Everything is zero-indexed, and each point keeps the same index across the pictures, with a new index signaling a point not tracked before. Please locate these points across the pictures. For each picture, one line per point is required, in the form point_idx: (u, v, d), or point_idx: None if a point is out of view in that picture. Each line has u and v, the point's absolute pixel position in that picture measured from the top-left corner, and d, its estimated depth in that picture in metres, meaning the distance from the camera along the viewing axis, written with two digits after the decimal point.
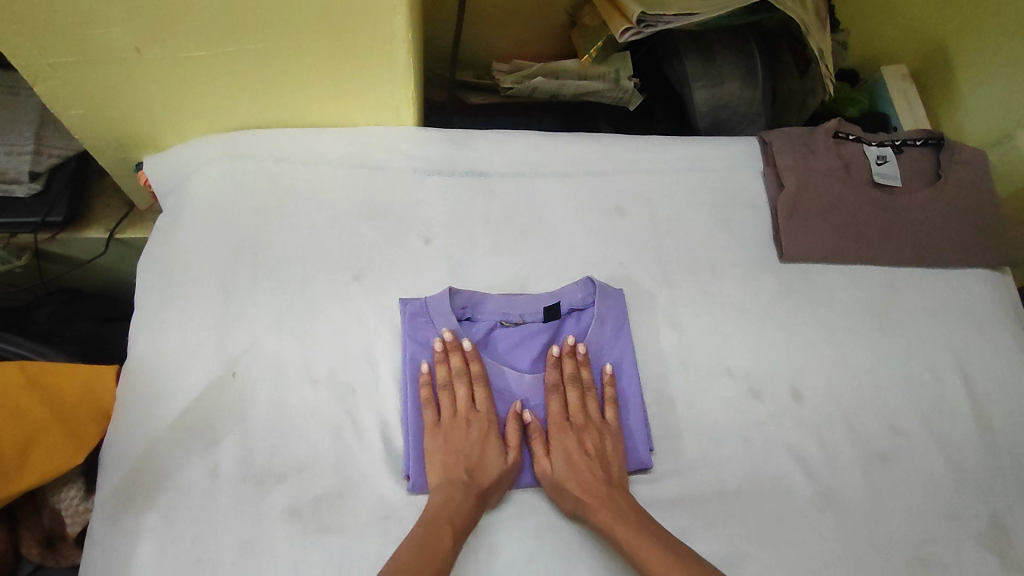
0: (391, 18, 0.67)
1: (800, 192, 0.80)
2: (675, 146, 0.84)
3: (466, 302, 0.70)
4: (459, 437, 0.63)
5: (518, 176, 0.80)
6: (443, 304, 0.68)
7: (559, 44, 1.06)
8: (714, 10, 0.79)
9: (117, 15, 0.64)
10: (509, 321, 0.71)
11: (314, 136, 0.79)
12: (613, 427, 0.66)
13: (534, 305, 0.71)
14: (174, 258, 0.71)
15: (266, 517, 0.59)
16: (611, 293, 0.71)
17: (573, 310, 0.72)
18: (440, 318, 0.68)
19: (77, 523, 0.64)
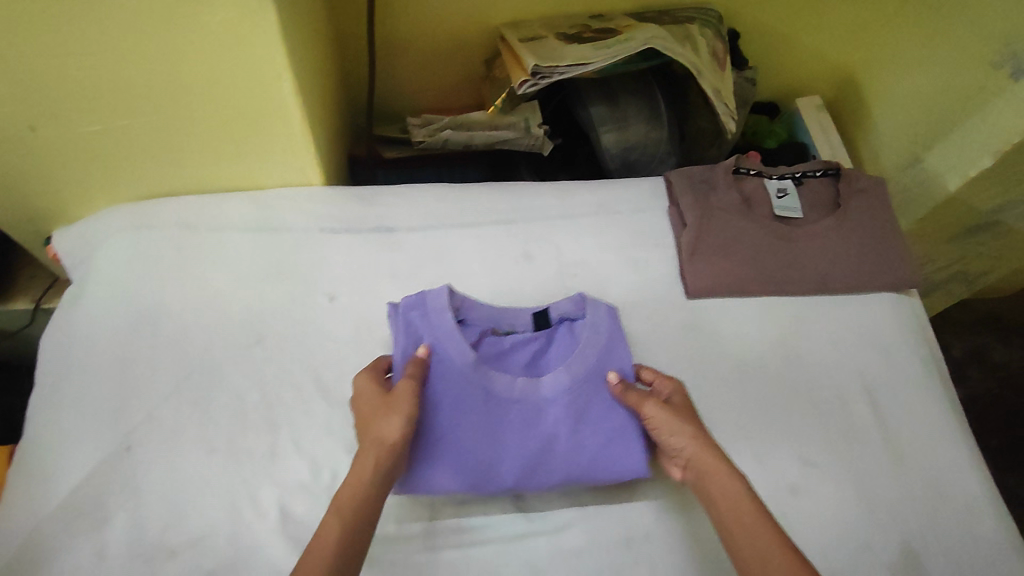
0: (280, 86, 0.68)
1: (702, 230, 0.82)
2: (582, 192, 0.86)
3: (461, 303, 0.71)
4: (372, 407, 0.61)
5: (425, 229, 0.81)
6: (440, 300, 0.68)
7: (477, 90, 1.11)
8: (606, 58, 0.83)
9: (6, 96, 0.65)
10: (499, 330, 0.72)
11: (222, 201, 0.79)
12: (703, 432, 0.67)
13: (523, 314, 0.73)
14: (74, 330, 0.71)
15: None
16: (599, 303, 0.72)
17: (565, 319, 0.73)
18: (436, 314, 0.67)
19: None
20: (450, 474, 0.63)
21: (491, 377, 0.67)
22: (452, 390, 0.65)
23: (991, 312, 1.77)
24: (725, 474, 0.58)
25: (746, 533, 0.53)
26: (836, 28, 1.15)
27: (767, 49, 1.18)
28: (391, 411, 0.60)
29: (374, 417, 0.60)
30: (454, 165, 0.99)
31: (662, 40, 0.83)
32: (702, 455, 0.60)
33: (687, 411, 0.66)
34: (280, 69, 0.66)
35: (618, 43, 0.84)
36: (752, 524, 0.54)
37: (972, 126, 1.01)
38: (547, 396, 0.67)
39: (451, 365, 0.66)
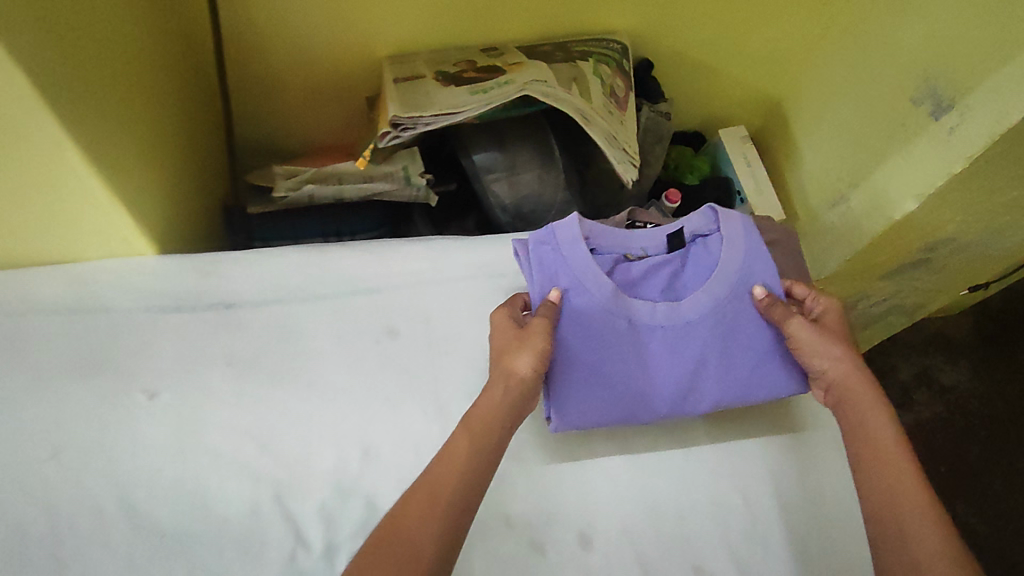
0: (63, 153, 0.56)
1: None
2: (460, 251, 0.76)
3: (588, 231, 0.71)
4: (503, 343, 0.66)
5: (275, 304, 0.71)
6: (571, 233, 0.69)
7: (362, 123, 0.99)
8: (478, 105, 0.73)
9: None
10: (633, 254, 0.74)
11: (21, 279, 0.66)
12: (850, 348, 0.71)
13: (656, 238, 0.74)
14: None
15: None
16: (733, 218, 0.73)
17: (697, 236, 0.74)
18: (567, 247, 0.69)
19: None
20: (602, 403, 0.68)
21: (634, 304, 0.70)
22: (600, 320, 0.69)
23: (939, 332, 1.61)
24: (861, 392, 0.65)
25: (879, 444, 0.61)
26: (756, 55, 1.07)
27: (684, 79, 1.10)
28: (528, 348, 0.64)
29: (507, 349, 0.65)
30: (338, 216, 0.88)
31: (540, 84, 0.74)
32: (843, 374, 0.66)
33: (838, 329, 0.70)
34: (53, 132, 0.54)
35: (495, 88, 0.75)
36: (879, 433, 0.62)
37: (894, 163, 0.92)
38: (691, 319, 0.70)
39: (592, 299, 0.69)
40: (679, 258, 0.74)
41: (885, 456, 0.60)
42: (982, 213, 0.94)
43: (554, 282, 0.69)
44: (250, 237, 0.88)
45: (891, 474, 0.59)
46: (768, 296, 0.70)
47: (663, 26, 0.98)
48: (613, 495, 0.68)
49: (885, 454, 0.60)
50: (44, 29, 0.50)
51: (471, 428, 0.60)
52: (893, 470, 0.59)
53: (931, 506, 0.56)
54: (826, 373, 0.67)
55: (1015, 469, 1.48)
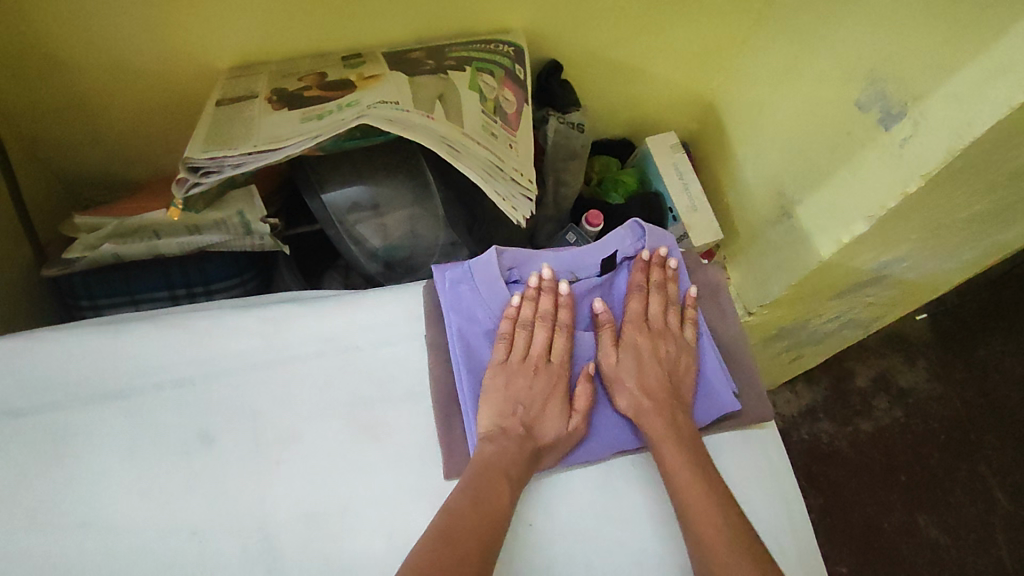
0: None
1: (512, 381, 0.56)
2: (301, 323, 0.58)
3: (511, 261, 0.60)
4: (522, 388, 0.56)
5: (46, 410, 0.53)
6: (489, 267, 0.59)
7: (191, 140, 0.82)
8: (304, 137, 0.57)
9: None
10: (563, 281, 0.62)
11: None
12: (691, 347, 0.63)
13: (589, 259, 0.63)
14: None
15: None
16: (661, 233, 0.65)
17: (626, 259, 0.64)
18: (486, 283, 0.59)
19: None
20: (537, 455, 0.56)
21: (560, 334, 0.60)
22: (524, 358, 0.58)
23: (896, 330, 1.39)
24: (670, 430, 0.57)
25: (683, 482, 0.54)
26: (681, 53, 0.92)
27: (602, 82, 0.95)
28: (547, 408, 0.56)
29: (535, 395, 0.56)
30: (177, 270, 0.71)
31: (386, 108, 0.59)
32: (649, 409, 0.58)
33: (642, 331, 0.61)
34: None
35: (332, 112, 0.59)
36: (682, 475, 0.54)
37: (839, 179, 0.78)
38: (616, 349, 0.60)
39: None
40: (611, 281, 0.64)
41: (673, 481, 0.54)
42: (940, 230, 0.79)
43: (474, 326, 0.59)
44: (74, 298, 0.71)
45: (697, 514, 0.52)
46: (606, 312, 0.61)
47: (570, 23, 0.82)
48: None
49: (683, 488, 0.53)
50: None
51: (510, 476, 0.52)
52: (696, 508, 0.52)
53: (718, 533, 0.51)
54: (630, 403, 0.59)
55: (976, 476, 1.28)
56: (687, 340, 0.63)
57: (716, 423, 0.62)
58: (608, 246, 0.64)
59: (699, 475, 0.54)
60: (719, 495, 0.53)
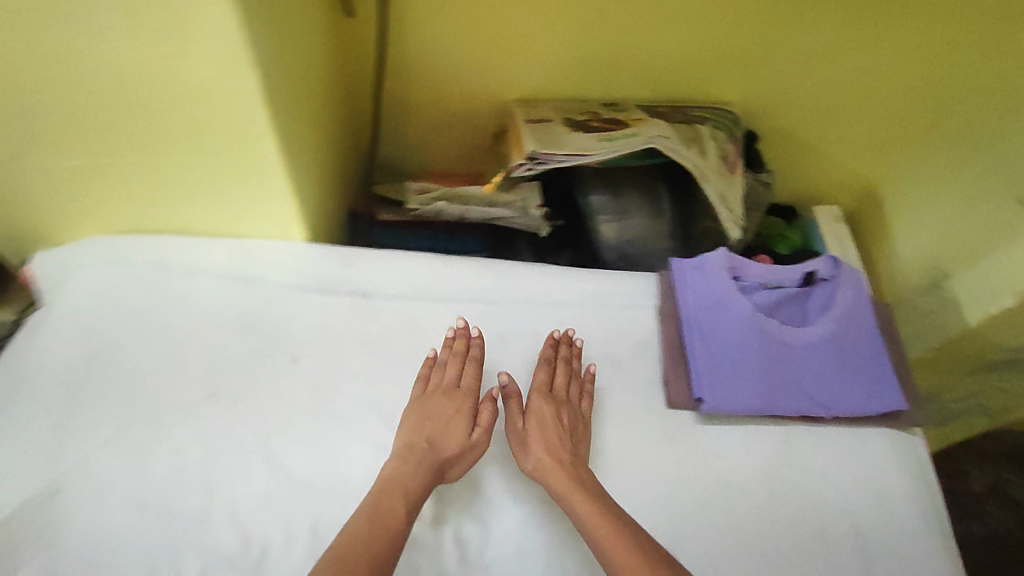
0: (265, 145, 0.69)
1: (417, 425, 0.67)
2: (572, 279, 0.84)
3: (733, 262, 0.82)
4: (440, 410, 0.68)
5: (403, 299, 0.80)
6: (719, 261, 0.81)
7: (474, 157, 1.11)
8: (606, 152, 0.83)
9: None
10: (770, 284, 0.82)
11: (203, 248, 0.79)
12: (587, 417, 0.72)
13: (791, 273, 0.83)
14: (28, 360, 0.71)
15: None
16: (852, 270, 0.84)
17: (819, 279, 0.83)
18: (715, 273, 0.81)
19: None
20: (741, 398, 0.74)
21: (766, 319, 0.78)
22: (737, 330, 0.77)
23: None
24: (573, 478, 0.64)
25: (593, 523, 0.61)
26: (859, 144, 1.12)
27: (785, 159, 1.16)
28: (446, 435, 0.66)
29: (435, 414, 0.68)
30: (460, 233, 0.97)
31: (665, 140, 0.84)
32: (549, 464, 0.65)
33: (547, 404, 0.71)
34: (264, 129, 0.67)
35: (622, 138, 0.85)
36: (585, 515, 0.61)
37: (994, 263, 0.95)
38: (813, 341, 0.79)
39: (734, 313, 0.78)
40: (806, 294, 0.82)
41: (576, 508, 0.62)
42: None
43: (701, 301, 0.80)
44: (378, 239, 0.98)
45: (609, 546, 0.59)
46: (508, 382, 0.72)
47: (772, 105, 1.06)
48: (692, 515, 0.68)
49: (597, 531, 0.60)
50: (270, 25, 0.62)
51: (406, 493, 0.62)
52: (602, 536, 0.60)
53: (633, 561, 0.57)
54: (537, 460, 0.66)
55: None
56: (585, 410, 0.72)
57: (881, 415, 0.77)
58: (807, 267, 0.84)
59: (591, 502, 0.62)
60: (620, 522, 0.61)
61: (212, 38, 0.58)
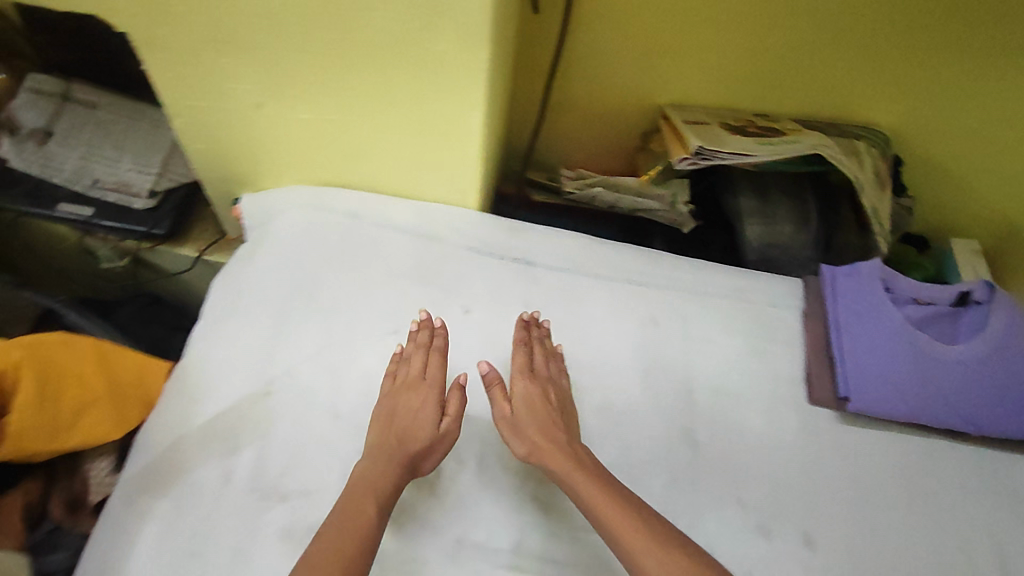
0: (471, 115, 0.78)
1: (389, 419, 0.66)
2: (721, 274, 0.88)
3: (886, 275, 0.84)
4: (411, 402, 0.67)
5: (563, 271, 0.87)
6: (872, 271, 0.84)
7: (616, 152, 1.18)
8: (769, 154, 0.87)
9: (248, 72, 0.79)
10: (921, 300, 0.83)
11: (390, 205, 0.89)
12: (565, 390, 0.72)
13: (944, 292, 0.84)
14: (247, 280, 0.83)
15: (262, 532, 0.64)
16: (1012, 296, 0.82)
17: (974, 303, 0.83)
18: (867, 282, 0.83)
19: (98, 493, 0.69)
20: (887, 402, 0.76)
21: (918, 332, 0.79)
22: (887, 338, 0.79)
23: None
24: (566, 454, 0.64)
25: (589, 494, 0.60)
26: (1011, 180, 1.11)
27: (928, 188, 1.16)
28: (418, 425, 0.65)
29: (399, 408, 0.67)
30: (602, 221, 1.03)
31: (830, 148, 0.88)
32: (546, 446, 0.64)
33: (533, 388, 0.69)
34: (476, 100, 0.76)
35: (785, 143, 0.88)
36: (585, 487, 0.61)
37: None
38: (965, 359, 0.78)
39: (885, 322, 0.80)
40: (960, 315, 0.83)
41: (574, 480, 0.62)
42: None
43: (851, 308, 0.82)
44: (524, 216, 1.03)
45: (612, 519, 0.58)
46: (490, 370, 0.71)
47: (923, 132, 1.07)
48: (832, 505, 0.71)
49: (596, 501, 0.59)
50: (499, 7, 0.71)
51: (378, 492, 0.60)
52: (597, 502, 0.59)
53: (639, 528, 0.57)
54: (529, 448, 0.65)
55: None
56: (562, 384, 0.73)
57: None
58: (960, 288, 0.84)
59: (583, 471, 0.62)
60: (617, 490, 0.61)
61: (459, 16, 0.67)
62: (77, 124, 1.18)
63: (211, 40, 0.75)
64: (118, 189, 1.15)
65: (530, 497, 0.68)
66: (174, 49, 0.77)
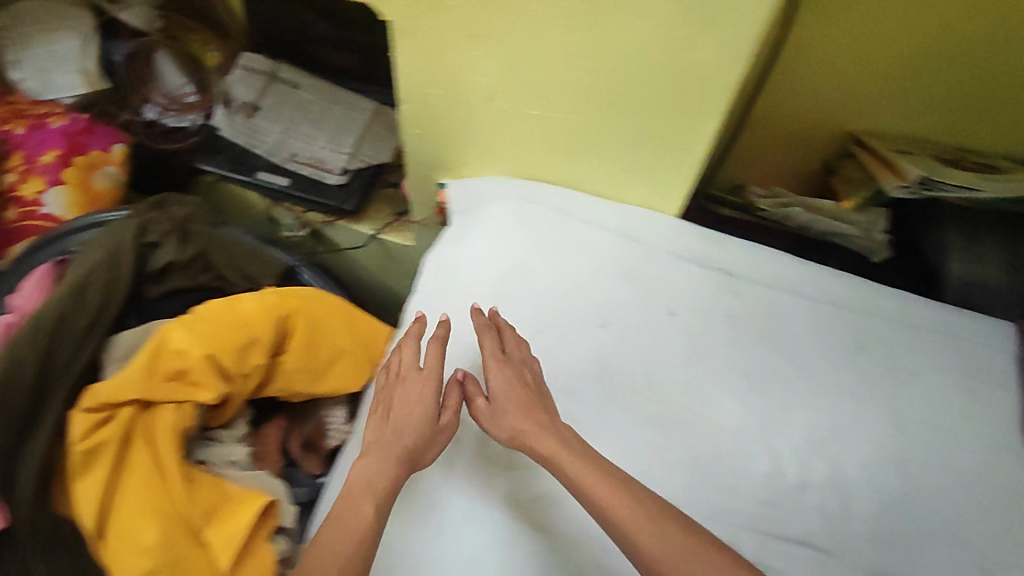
0: (706, 124, 0.80)
1: (389, 415, 0.70)
2: (929, 307, 0.86)
3: None
4: (408, 397, 0.71)
5: (769, 287, 0.88)
6: None
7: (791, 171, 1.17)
8: (994, 189, 0.86)
9: (492, 68, 0.83)
10: None
11: (597, 206, 0.93)
12: (534, 369, 0.74)
13: None
14: (464, 260, 0.89)
15: (490, 496, 0.73)
16: None
17: None
18: None
19: (331, 440, 0.84)
20: None
21: None
22: None
23: None
24: (560, 442, 0.66)
25: (589, 484, 0.63)
26: None
27: None
28: (414, 413, 0.70)
29: (396, 397, 0.72)
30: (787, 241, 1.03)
31: None
32: (531, 431, 0.68)
33: (508, 376, 0.72)
34: (716, 109, 0.78)
35: (1007, 181, 0.87)
36: (582, 474, 0.63)
37: None
38: None
39: None
40: None
41: (581, 477, 0.63)
42: None
43: None
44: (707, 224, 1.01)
45: (619, 512, 0.60)
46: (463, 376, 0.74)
47: None
48: None
49: (594, 490, 0.62)
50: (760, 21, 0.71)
51: (376, 491, 0.64)
52: (605, 496, 0.62)
53: (649, 531, 0.59)
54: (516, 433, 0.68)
55: None
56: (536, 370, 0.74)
57: None
58: None
59: (580, 462, 0.64)
60: (620, 479, 0.63)
61: (732, 29, 0.69)
62: (280, 102, 1.29)
63: (468, 36, 0.79)
64: (312, 163, 1.23)
65: (739, 501, 0.72)
66: (427, 40, 0.82)
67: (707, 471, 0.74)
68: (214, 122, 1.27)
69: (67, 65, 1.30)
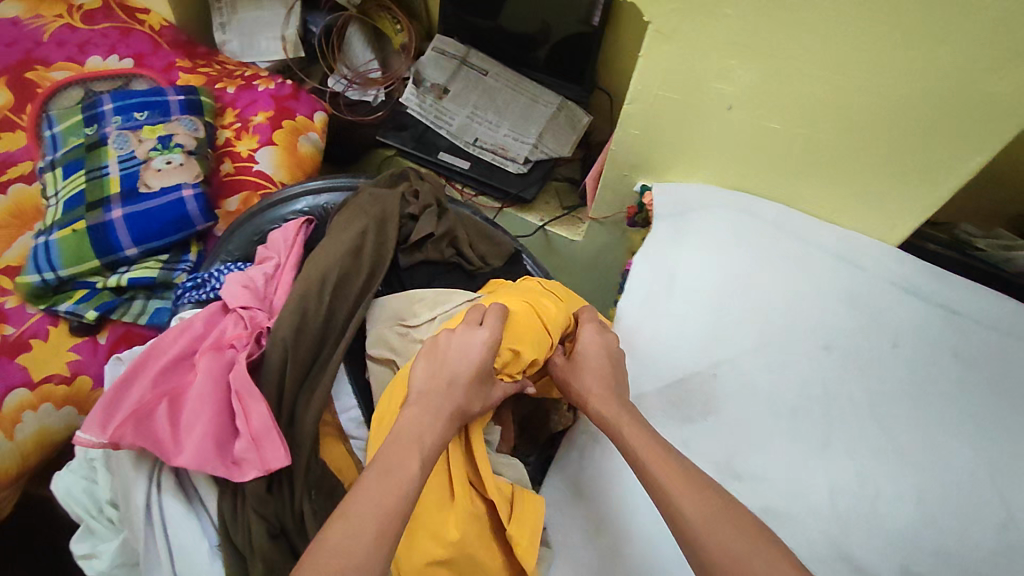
0: (969, 159, 0.78)
1: (437, 361, 0.67)
2: None
3: None
4: (468, 348, 0.67)
5: (993, 330, 0.82)
6: None
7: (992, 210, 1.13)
8: None
9: (746, 78, 0.80)
10: None
11: (813, 225, 0.91)
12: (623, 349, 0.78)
13: None
14: (678, 264, 0.89)
15: None
16: None
17: None
18: None
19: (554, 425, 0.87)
20: None
21: None
22: None
23: None
24: (628, 413, 0.68)
25: (661, 465, 0.61)
26: None
27: None
28: (466, 360, 0.67)
29: (452, 350, 0.68)
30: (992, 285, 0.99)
31: None
32: (602, 396, 0.70)
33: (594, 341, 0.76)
34: (988, 145, 0.76)
35: None
36: (646, 454, 0.62)
37: None
38: None
39: None
40: None
41: (642, 458, 0.62)
42: None
43: None
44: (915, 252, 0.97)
45: (694, 502, 0.57)
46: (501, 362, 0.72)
47: None
48: None
49: (660, 472, 0.60)
50: None
51: (424, 446, 0.60)
52: (673, 481, 0.59)
53: (738, 523, 0.56)
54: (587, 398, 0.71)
55: None
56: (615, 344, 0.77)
57: None
58: None
59: (653, 444, 0.64)
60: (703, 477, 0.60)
61: None
62: (468, 87, 1.32)
63: (732, 45, 0.77)
64: (495, 150, 1.26)
65: (974, 546, 0.70)
66: (681, 44, 0.80)
67: (938, 510, 0.72)
68: (404, 99, 1.31)
69: (270, 32, 1.37)
